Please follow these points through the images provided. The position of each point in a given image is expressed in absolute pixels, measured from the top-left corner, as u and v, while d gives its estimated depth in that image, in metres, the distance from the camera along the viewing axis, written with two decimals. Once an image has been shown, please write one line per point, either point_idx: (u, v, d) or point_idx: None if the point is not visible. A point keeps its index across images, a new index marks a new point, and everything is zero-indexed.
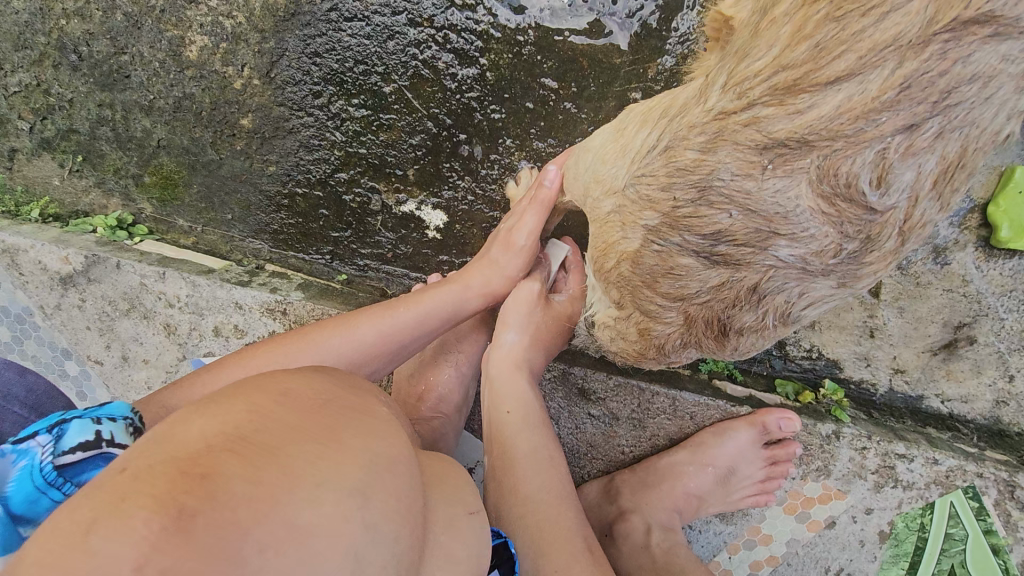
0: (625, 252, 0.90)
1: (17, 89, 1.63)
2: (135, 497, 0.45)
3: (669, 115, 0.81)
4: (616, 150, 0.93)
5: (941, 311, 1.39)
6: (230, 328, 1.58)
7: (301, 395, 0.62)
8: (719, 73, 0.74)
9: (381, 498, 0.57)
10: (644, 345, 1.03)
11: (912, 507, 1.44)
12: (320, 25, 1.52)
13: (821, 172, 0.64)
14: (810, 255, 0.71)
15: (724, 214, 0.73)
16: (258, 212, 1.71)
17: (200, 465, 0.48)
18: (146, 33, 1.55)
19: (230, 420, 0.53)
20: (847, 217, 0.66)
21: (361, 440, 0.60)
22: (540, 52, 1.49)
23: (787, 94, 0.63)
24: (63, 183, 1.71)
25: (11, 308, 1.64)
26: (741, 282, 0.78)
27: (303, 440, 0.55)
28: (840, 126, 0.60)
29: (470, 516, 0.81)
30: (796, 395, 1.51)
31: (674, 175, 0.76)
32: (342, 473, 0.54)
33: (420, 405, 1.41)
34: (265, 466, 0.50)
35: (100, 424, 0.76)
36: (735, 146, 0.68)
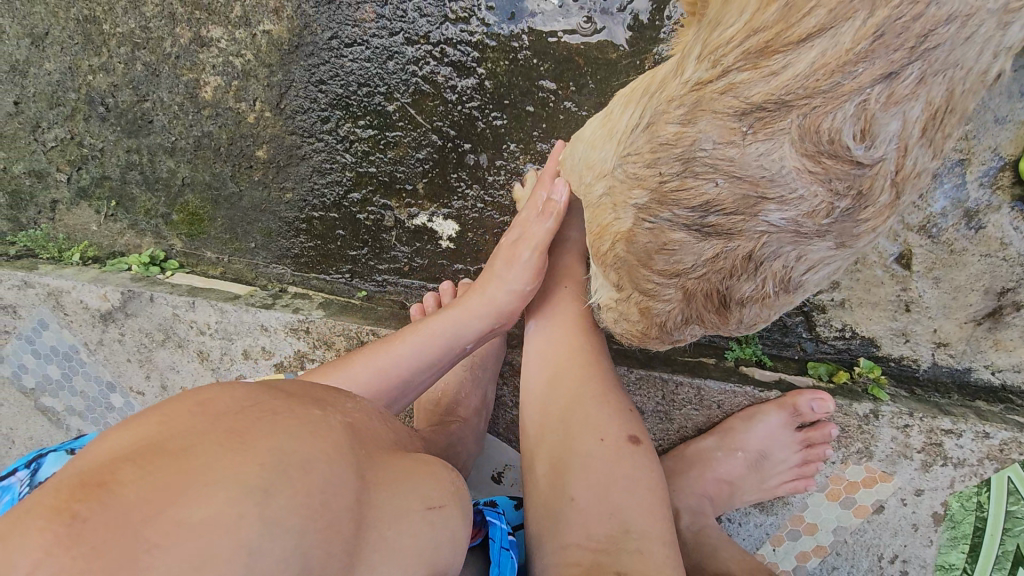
0: (619, 232, 0.90)
1: (54, 144, 1.75)
2: (47, 508, 0.57)
3: (650, 93, 0.82)
4: (604, 134, 0.96)
5: (981, 277, 1.32)
6: (258, 351, 1.65)
7: (222, 402, 0.71)
8: (695, 44, 0.74)
9: (284, 495, 0.62)
10: (646, 324, 1.03)
11: (967, 485, 1.36)
12: (322, 54, 1.58)
13: (803, 131, 0.62)
14: (802, 216, 0.70)
15: (710, 183, 0.72)
16: (279, 238, 1.77)
17: (99, 477, 0.58)
18: (164, 79, 1.65)
19: (144, 435, 0.64)
20: (834, 173, 0.65)
21: (270, 442, 0.66)
22: (536, 55, 1.51)
23: (761, 56, 0.62)
24: (100, 228, 1.82)
25: (59, 346, 1.74)
26: (736, 250, 0.78)
27: (210, 445, 0.63)
28: (816, 83, 0.59)
29: (430, 510, 0.81)
30: (829, 376, 1.45)
31: (658, 150, 0.75)
32: (239, 471, 0.61)
33: (437, 410, 1.44)
34: (160, 469, 0.59)
35: None
36: (715, 115, 0.67)
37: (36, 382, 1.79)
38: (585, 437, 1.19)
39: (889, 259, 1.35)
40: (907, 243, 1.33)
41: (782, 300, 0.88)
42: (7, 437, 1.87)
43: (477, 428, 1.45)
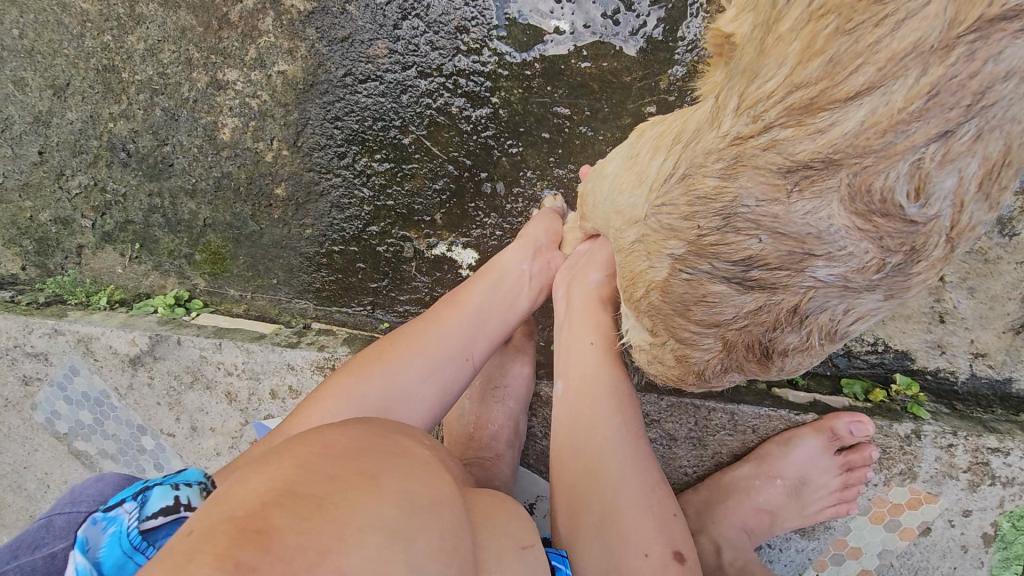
0: (654, 281, 0.89)
1: (78, 191, 1.78)
2: (198, 559, 0.47)
3: (683, 142, 0.80)
4: (631, 180, 0.94)
5: (1019, 286, 1.28)
6: (286, 390, 1.64)
7: (338, 444, 0.65)
8: (729, 95, 0.69)
9: (426, 538, 0.59)
10: (683, 371, 1.01)
11: (1016, 504, 1.31)
12: (337, 91, 1.59)
13: (853, 191, 0.58)
14: (851, 273, 0.68)
15: (753, 240, 0.70)
16: (300, 273, 1.78)
17: (255, 523, 0.51)
18: (183, 123, 1.67)
19: (280, 477, 0.57)
20: (885, 232, 0.61)
21: (400, 484, 0.62)
22: (549, 82, 1.51)
23: (805, 113, 0.57)
24: (125, 270, 1.85)
25: (90, 392, 1.76)
26: (779, 304, 0.76)
27: (348, 487, 0.58)
28: (867, 142, 0.54)
29: (524, 550, 0.81)
30: (866, 394, 1.41)
31: (696, 204, 0.73)
32: (383, 516, 0.57)
33: (470, 445, 1.42)
34: (313, 515, 0.53)
35: None
36: (756, 171, 0.64)
37: (69, 427, 1.81)
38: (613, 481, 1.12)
39: None
40: None
41: (826, 348, 0.86)
42: (43, 481, 1.89)
43: (511, 461, 1.43)
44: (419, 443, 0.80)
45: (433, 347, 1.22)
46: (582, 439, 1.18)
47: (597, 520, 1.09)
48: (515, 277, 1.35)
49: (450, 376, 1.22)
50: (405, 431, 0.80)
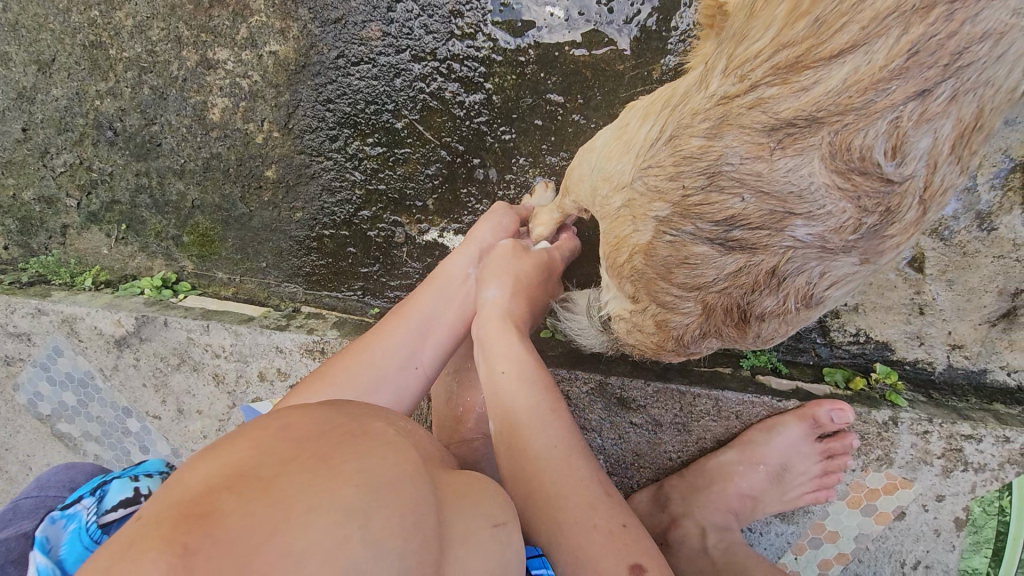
0: (638, 245, 0.89)
1: (64, 169, 1.75)
2: (141, 546, 0.45)
3: (671, 105, 0.82)
4: (620, 148, 0.93)
5: (995, 279, 1.32)
6: (274, 372, 1.64)
7: (299, 427, 0.63)
8: (718, 59, 0.76)
9: (383, 516, 0.54)
10: (663, 336, 1.02)
11: (988, 490, 1.35)
12: (329, 72, 1.58)
13: (834, 148, 0.63)
14: (829, 232, 0.71)
15: (737, 199, 0.72)
16: (290, 257, 1.77)
17: (199, 507, 0.48)
18: (172, 102, 1.65)
19: (231, 461, 0.55)
20: (863, 190, 0.66)
21: (358, 460, 0.58)
22: (543, 69, 1.51)
23: (791, 71, 0.63)
24: (111, 251, 1.83)
25: (74, 373, 1.74)
26: (760, 265, 0.78)
27: (301, 466, 0.54)
28: (850, 99, 0.60)
29: (497, 528, 0.78)
30: (846, 382, 1.45)
31: (682, 163, 0.75)
32: (336, 491, 0.52)
33: (460, 427, 1.42)
34: (257, 497, 0.50)
35: (138, 482, 1.03)
36: (742, 129, 0.68)
37: (52, 409, 1.79)
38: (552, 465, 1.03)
39: (902, 262, 1.35)
40: (919, 247, 1.33)
41: (803, 317, 0.87)
42: (24, 463, 1.87)
43: None
44: (391, 422, 0.75)
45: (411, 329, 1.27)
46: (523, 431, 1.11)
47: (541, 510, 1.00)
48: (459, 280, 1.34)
49: (400, 383, 1.21)
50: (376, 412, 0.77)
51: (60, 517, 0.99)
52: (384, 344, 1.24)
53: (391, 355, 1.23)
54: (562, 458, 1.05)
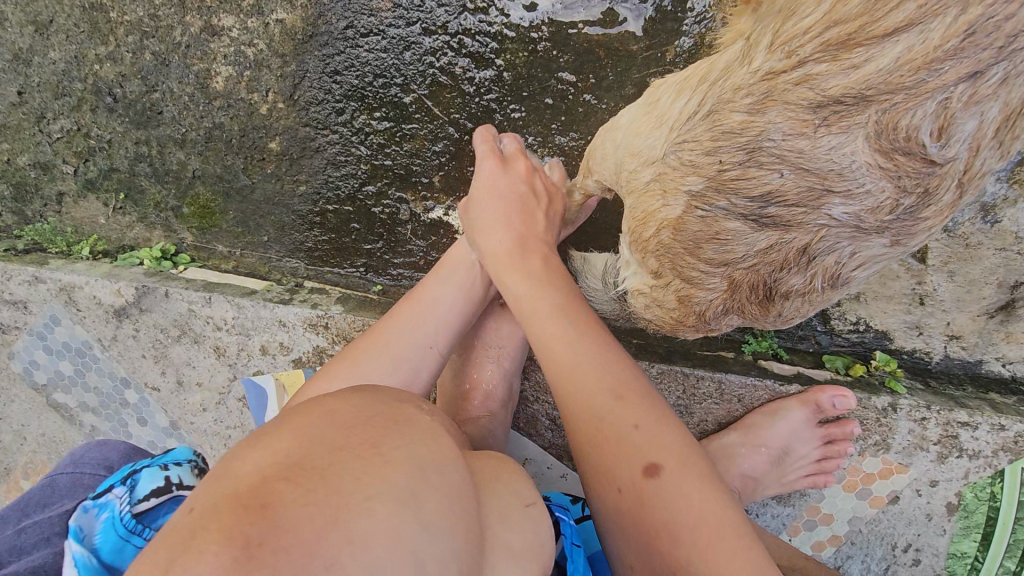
0: (667, 219, 0.89)
1: (60, 135, 1.71)
2: (206, 535, 0.49)
3: (709, 81, 0.81)
4: (649, 124, 0.93)
5: (996, 272, 1.33)
6: (277, 346, 1.63)
7: (341, 414, 0.66)
8: (762, 34, 0.74)
9: (430, 503, 0.59)
10: (684, 312, 1.03)
11: (980, 476, 1.38)
12: (338, 43, 1.55)
13: (880, 128, 0.63)
14: (864, 212, 0.71)
15: (775, 174, 0.73)
16: (292, 231, 1.75)
17: (258, 498, 0.52)
18: (174, 69, 1.61)
19: (282, 452, 0.58)
20: (904, 170, 0.66)
21: (404, 449, 0.63)
22: (556, 47, 1.49)
23: (841, 48, 0.62)
24: (108, 221, 1.79)
25: (71, 343, 1.72)
26: (791, 243, 0.79)
27: (351, 456, 0.58)
28: (900, 78, 0.59)
29: (528, 508, 0.84)
30: (846, 368, 1.46)
31: (720, 139, 0.75)
32: (388, 479, 0.57)
33: (468, 404, 1.42)
34: (315, 486, 0.54)
35: (168, 471, 1.04)
36: (786, 106, 0.68)
37: (48, 378, 1.77)
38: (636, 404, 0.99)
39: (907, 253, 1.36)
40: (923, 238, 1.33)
41: (827, 298, 0.89)
42: (18, 433, 1.85)
43: (505, 420, 1.44)
44: (421, 405, 0.79)
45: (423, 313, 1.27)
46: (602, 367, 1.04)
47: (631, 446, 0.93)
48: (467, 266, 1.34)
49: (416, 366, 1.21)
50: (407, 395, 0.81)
51: (92, 505, 0.98)
52: (401, 325, 1.24)
53: (407, 339, 1.23)
54: (633, 433, 0.94)
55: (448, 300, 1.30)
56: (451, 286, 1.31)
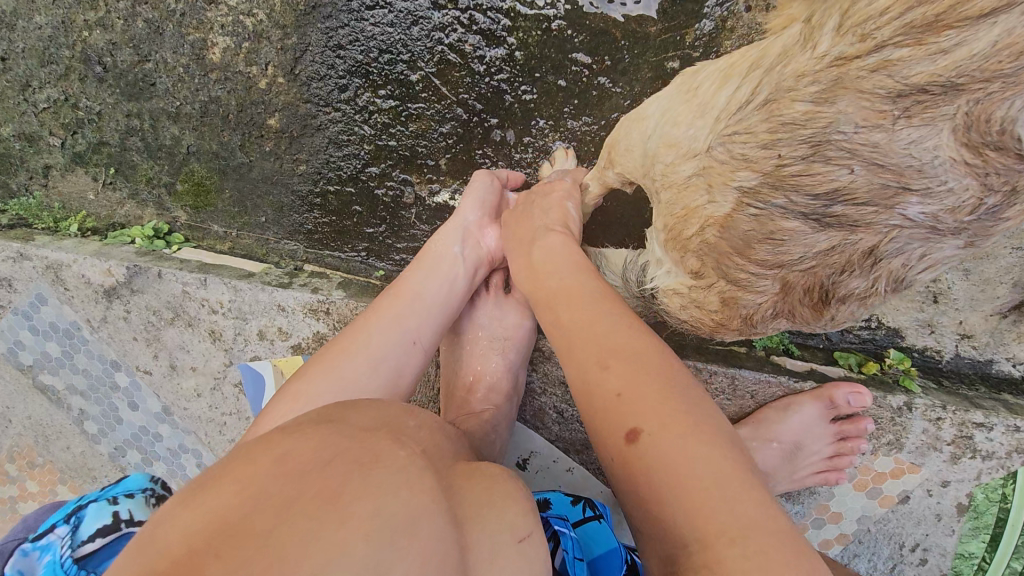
0: (713, 217, 0.83)
1: (46, 105, 1.63)
2: None
3: (764, 66, 0.74)
4: (690, 112, 0.87)
5: (1011, 270, 1.28)
6: (275, 331, 1.57)
7: (300, 452, 0.58)
8: (827, 15, 0.67)
9: (400, 573, 0.49)
10: (727, 315, 0.97)
11: (992, 477, 1.36)
12: (341, 16, 1.46)
13: (970, 120, 0.58)
14: (944, 212, 0.66)
15: (844, 170, 0.66)
16: (291, 213, 1.68)
17: (180, 574, 0.45)
18: (168, 39, 1.52)
19: (221, 509, 0.51)
20: (993, 167, 0.61)
21: (369, 503, 0.52)
22: (571, 26, 1.41)
23: (926, 31, 0.56)
24: (98, 197, 1.72)
25: (59, 323, 1.66)
26: (857, 245, 0.73)
27: (300, 515, 0.50)
28: (998, 64, 0.53)
29: (523, 543, 0.70)
30: (859, 366, 1.43)
31: (779, 131, 0.68)
32: (345, 550, 0.48)
33: (470, 398, 1.36)
34: (248, 559, 0.46)
35: (117, 506, 1.00)
36: (860, 94, 0.61)
37: (34, 359, 1.70)
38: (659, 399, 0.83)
39: None
40: None
41: (886, 299, 0.83)
42: (5, 416, 1.79)
43: (509, 413, 1.39)
44: (411, 430, 0.73)
45: (407, 308, 1.21)
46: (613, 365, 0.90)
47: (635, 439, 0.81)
48: (449, 260, 1.29)
49: (399, 362, 1.15)
50: (393, 418, 0.74)
51: (32, 548, 0.95)
52: (381, 322, 1.18)
53: (388, 336, 1.16)
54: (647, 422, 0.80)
55: (432, 294, 1.25)
56: (434, 280, 1.27)
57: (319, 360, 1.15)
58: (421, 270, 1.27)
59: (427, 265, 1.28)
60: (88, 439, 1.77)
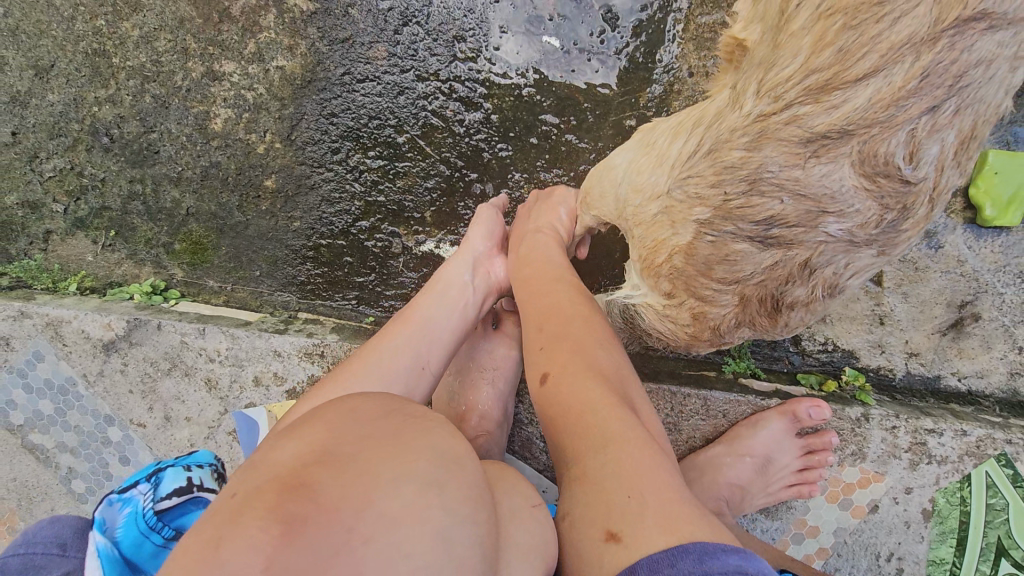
0: (678, 246, 0.98)
1: (52, 174, 1.73)
2: (249, 512, 0.51)
3: (705, 123, 0.90)
4: (650, 162, 1.05)
5: (943, 292, 1.48)
6: (271, 377, 1.64)
7: (367, 411, 0.70)
8: (748, 82, 0.82)
9: (457, 487, 0.63)
10: (698, 327, 1.10)
11: (950, 481, 1.47)
12: (335, 89, 1.63)
13: (862, 156, 0.70)
14: (856, 228, 0.79)
15: (775, 201, 0.79)
16: (284, 265, 1.79)
17: (297, 480, 0.55)
18: (174, 111, 1.67)
19: (315, 441, 0.62)
20: (886, 190, 0.73)
21: (427, 439, 0.66)
22: (539, 92, 1.61)
23: (821, 92, 0.69)
24: (96, 258, 1.80)
25: (54, 379, 1.69)
26: (793, 259, 0.86)
27: (378, 444, 0.62)
28: (874, 115, 0.66)
29: (534, 509, 0.87)
30: (820, 384, 1.56)
31: (723, 173, 0.84)
32: (416, 467, 0.61)
33: (463, 426, 1.44)
34: (347, 472, 0.57)
35: (190, 472, 1.18)
36: (778, 142, 0.75)
37: (25, 419, 1.71)
38: (591, 354, 1.06)
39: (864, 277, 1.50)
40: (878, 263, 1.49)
41: (827, 305, 0.96)
42: None
43: (500, 441, 1.46)
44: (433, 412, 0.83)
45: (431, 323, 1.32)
46: (560, 323, 1.13)
47: (568, 375, 1.03)
48: (459, 288, 1.38)
49: (409, 376, 1.24)
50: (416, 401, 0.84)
51: (116, 499, 1.11)
52: (394, 340, 1.27)
53: (403, 350, 1.25)
54: (579, 380, 1.00)
55: (443, 313, 1.34)
56: (444, 301, 1.36)
57: (345, 371, 1.23)
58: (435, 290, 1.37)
59: (435, 293, 1.37)
60: (75, 499, 1.74)
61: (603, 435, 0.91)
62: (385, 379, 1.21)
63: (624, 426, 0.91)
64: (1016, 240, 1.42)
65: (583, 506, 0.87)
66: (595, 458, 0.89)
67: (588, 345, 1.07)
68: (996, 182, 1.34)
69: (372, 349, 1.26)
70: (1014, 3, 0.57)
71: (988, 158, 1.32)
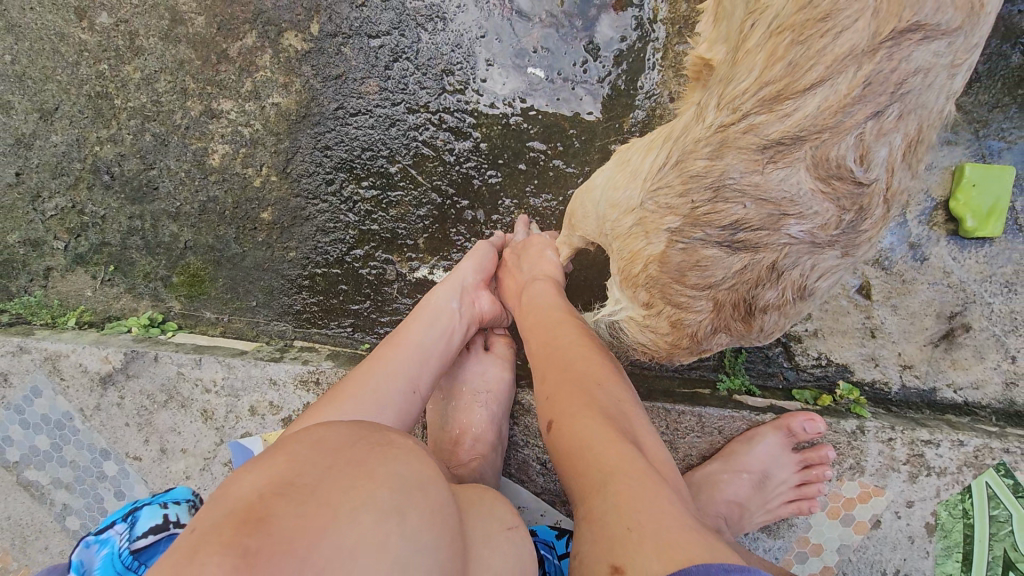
0: (652, 256, 1.00)
1: (54, 213, 1.78)
2: (206, 549, 0.52)
3: (673, 138, 0.94)
4: (625, 178, 1.08)
5: (932, 303, 1.49)
6: (266, 406, 1.64)
7: (334, 439, 0.70)
8: (710, 98, 0.86)
9: (416, 514, 0.63)
10: (677, 336, 1.09)
11: (951, 493, 1.46)
12: (329, 123, 1.69)
13: (816, 160, 0.74)
14: (817, 230, 0.82)
15: (738, 206, 0.83)
16: (280, 295, 1.81)
17: (255, 513, 0.55)
18: (173, 148, 1.72)
19: (277, 471, 0.62)
20: (841, 192, 0.77)
21: (388, 466, 0.66)
22: (526, 121, 1.66)
23: (774, 102, 0.73)
24: (95, 293, 1.83)
25: (51, 414, 1.69)
26: (761, 262, 0.88)
27: (340, 474, 0.62)
28: (825, 121, 0.70)
29: (510, 531, 0.88)
30: (815, 399, 1.56)
31: (689, 182, 0.87)
32: (375, 497, 0.61)
33: (457, 449, 1.44)
34: (306, 504, 0.57)
35: (168, 509, 1.12)
36: (738, 151, 0.79)
37: (21, 455, 1.71)
38: (594, 391, 1.06)
39: (852, 290, 1.52)
40: (865, 276, 1.51)
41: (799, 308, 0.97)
42: None
43: (495, 463, 1.45)
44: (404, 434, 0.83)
45: (414, 350, 1.32)
46: (566, 365, 1.13)
47: (572, 415, 1.02)
48: (448, 314, 1.40)
49: (403, 403, 1.23)
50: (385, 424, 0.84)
51: (92, 540, 1.05)
52: (385, 367, 1.26)
53: (395, 375, 1.25)
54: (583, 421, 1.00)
55: (429, 338, 1.36)
56: (433, 326, 1.38)
57: (339, 396, 1.21)
58: (422, 317, 1.38)
59: (423, 318, 1.38)
60: (70, 536, 1.72)
61: (602, 468, 0.89)
62: (381, 402, 1.20)
63: (627, 458, 0.89)
64: (999, 250, 1.45)
65: (588, 550, 0.82)
66: (599, 491, 0.86)
67: (588, 383, 1.08)
68: (975, 194, 1.39)
69: (365, 375, 1.25)
70: (945, 15, 0.62)
71: (964, 170, 1.39)
